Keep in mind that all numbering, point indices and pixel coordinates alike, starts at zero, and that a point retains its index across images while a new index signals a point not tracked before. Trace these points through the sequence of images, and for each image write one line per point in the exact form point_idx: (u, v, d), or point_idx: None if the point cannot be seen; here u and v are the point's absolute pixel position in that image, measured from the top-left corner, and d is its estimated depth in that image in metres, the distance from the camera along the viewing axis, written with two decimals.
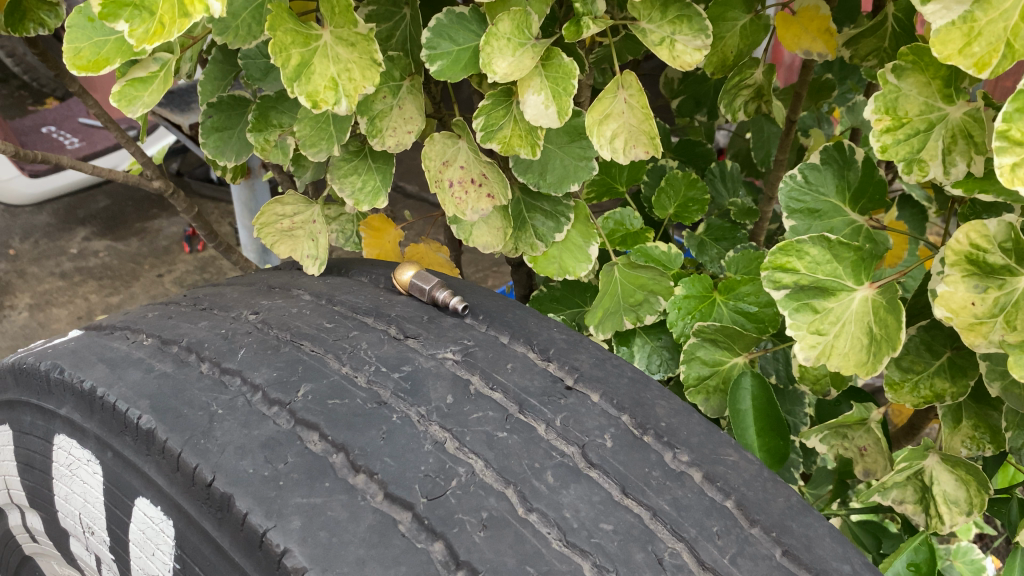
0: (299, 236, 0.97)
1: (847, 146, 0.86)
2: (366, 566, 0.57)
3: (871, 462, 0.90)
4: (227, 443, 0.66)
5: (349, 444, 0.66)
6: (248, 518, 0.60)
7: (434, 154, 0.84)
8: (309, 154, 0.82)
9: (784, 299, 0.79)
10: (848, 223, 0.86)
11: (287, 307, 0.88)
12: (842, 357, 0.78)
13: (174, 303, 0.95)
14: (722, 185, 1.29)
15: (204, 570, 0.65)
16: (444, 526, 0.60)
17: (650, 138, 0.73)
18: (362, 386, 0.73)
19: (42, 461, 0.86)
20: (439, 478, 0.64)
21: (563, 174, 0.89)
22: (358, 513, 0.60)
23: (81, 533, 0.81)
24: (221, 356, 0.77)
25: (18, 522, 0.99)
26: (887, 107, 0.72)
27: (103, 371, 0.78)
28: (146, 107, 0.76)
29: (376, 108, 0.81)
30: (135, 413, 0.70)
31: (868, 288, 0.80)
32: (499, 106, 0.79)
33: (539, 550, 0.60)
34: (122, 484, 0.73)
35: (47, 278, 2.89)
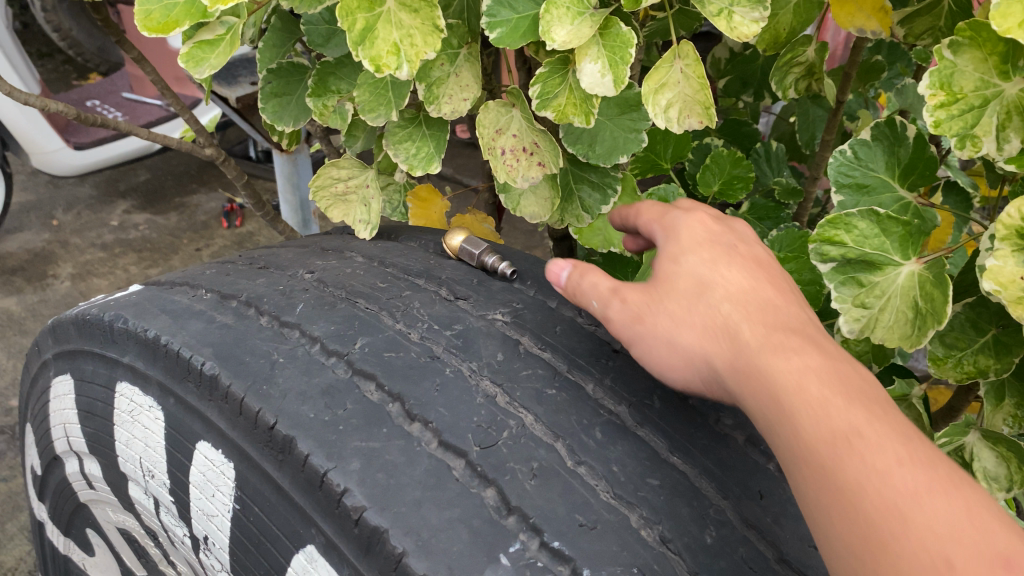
0: (352, 200, 0.99)
1: (898, 122, 0.85)
2: (422, 507, 0.59)
3: None
4: (288, 389, 0.68)
5: (405, 394, 0.68)
6: (310, 459, 0.62)
7: (487, 121, 0.86)
8: (368, 119, 0.84)
9: (830, 272, 0.80)
10: (896, 199, 0.86)
11: (341, 267, 0.90)
12: (887, 330, 0.80)
13: (231, 262, 0.98)
14: (768, 164, 1.30)
15: (263, 510, 0.67)
16: (496, 473, 0.62)
17: (705, 108, 0.74)
18: (416, 341, 0.75)
19: (103, 408, 0.89)
20: (491, 429, 0.66)
21: (612, 146, 0.90)
22: (415, 457, 0.63)
23: (141, 477, 0.84)
24: (280, 310, 0.80)
25: (76, 470, 1.03)
26: (942, 83, 0.72)
27: (167, 322, 0.81)
28: (213, 69, 0.78)
29: (434, 75, 0.82)
30: (199, 359, 0.73)
31: (916, 263, 0.80)
32: (555, 74, 0.80)
33: (587, 499, 0.62)
34: (183, 428, 0.76)
35: (89, 249, 2.95)
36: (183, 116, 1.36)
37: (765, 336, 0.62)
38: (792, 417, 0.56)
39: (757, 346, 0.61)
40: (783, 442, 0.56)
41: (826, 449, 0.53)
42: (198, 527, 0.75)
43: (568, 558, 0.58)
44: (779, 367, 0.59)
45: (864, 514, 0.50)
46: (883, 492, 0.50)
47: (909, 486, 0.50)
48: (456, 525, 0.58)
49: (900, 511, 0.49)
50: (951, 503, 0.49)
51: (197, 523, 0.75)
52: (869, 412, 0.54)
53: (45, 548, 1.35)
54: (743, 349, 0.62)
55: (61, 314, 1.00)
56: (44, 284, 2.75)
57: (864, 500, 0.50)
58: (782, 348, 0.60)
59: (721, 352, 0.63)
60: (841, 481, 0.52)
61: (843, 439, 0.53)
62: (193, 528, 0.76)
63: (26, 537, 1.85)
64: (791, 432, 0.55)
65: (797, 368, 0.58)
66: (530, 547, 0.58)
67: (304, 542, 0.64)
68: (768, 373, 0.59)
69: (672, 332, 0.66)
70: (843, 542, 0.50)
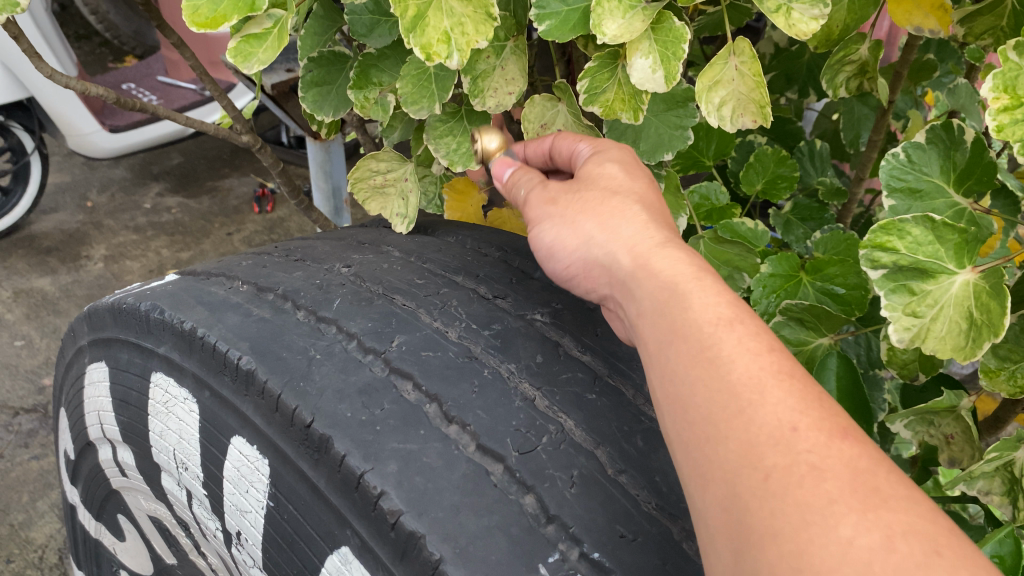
0: (391, 194, 0.98)
1: (955, 125, 0.83)
2: (460, 513, 0.58)
3: (958, 451, 0.88)
4: (325, 387, 0.67)
5: (443, 395, 0.67)
6: (347, 459, 0.61)
7: (533, 116, 0.84)
8: (411, 112, 0.83)
9: (880, 279, 0.78)
10: (950, 204, 0.83)
11: (378, 261, 0.89)
12: (939, 340, 0.78)
13: (267, 253, 0.97)
14: (812, 163, 1.28)
15: (297, 509, 0.66)
16: (536, 480, 0.61)
17: (759, 107, 0.72)
18: (454, 340, 0.74)
19: (138, 397, 0.89)
20: (530, 434, 0.64)
21: (657, 143, 0.88)
22: (453, 461, 0.61)
23: (174, 468, 0.83)
24: (317, 304, 0.79)
25: (109, 456, 1.03)
26: (1006, 86, 0.70)
27: (203, 314, 0.80)
28: (262, 65, 0.77)
29: (479, 67, 0.81)
30: (235, 354, 0.73)
31: (971, 271, 0.77)
32: (604, 69, 0.78)
33: (628, 509, 0.60)
34: (218, 422, 0.75)
35: (122, 231, 2.97)
36: (221, 102, 1.36)
37: (620, 229, 0.67)
38: (650, 325, 0.59)
39: (615, 250, 0.66)
40: (643, 338, 0.60)
41: (675, 344, 0.56)
42: (231, 522, 0.74)
43: (608, 569, 0.56)
44: (638, 270, 0.64)
45: (690, 401, 0.52)
46: (716, 390, 0.51)
47: (741, 379, 0.51)
48: (494, 533, 0.57)
49: (730, 394, 0.51)
50: (790, 393, 0.50)
51: (229, 518, 0.75)
52: (719, 316, 0.56)
53: (75, 529, 1.35)
54: (618, 266, 0.66)
55: (98, 301, 1.00)
56: (77, 265, 2.77)
57: (689, 389, 0.53)
58: (640, 242, 0.65)
59: (591, 257, 0.68)
60: (688, 371, 0.54)
61: (685, 338, 0.56)
62: (226, 523, 0.76)
63: (55, 516, 1.86)
64: (649, 329, 0.59)
65: (652, 267, 0.63)
66: (570, 557, 0.57)
67: (338, 543, 0.63)
68: (627, 278, 0.64)
69: (551, 240, 0.72)
70: (679, 432, 0.53)
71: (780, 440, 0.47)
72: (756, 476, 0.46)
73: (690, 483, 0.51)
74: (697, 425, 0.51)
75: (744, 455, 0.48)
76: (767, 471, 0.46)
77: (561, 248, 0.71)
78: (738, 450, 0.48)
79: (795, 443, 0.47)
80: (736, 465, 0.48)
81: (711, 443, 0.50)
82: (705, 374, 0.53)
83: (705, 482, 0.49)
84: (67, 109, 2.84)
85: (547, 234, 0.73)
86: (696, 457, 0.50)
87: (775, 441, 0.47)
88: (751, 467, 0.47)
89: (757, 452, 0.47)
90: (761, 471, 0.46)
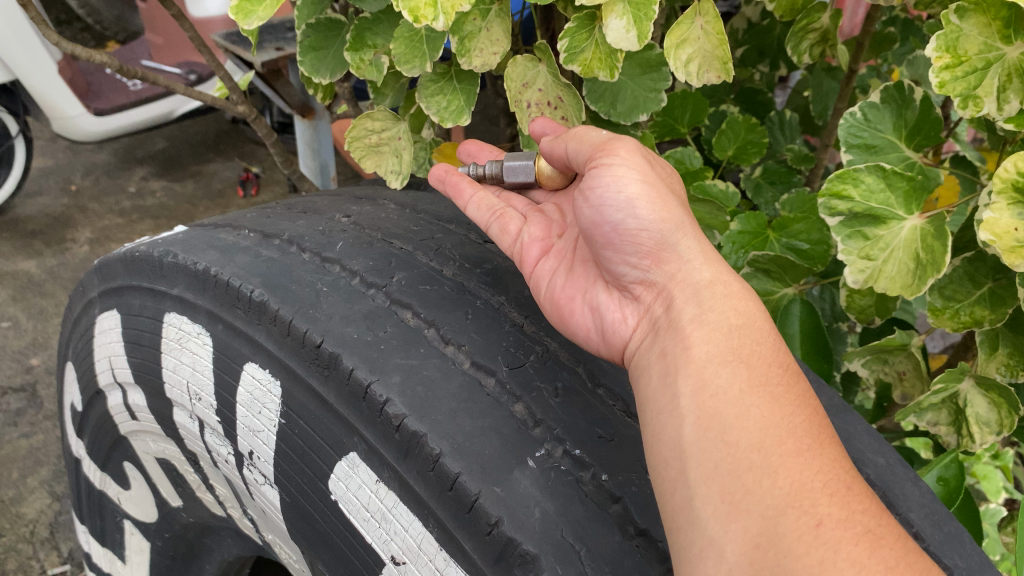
0: (385, 151, 1.04)
1: (906, 85, 0.90)
2: (458, 416, 0.66)
3: (909, 386, 0.97)
4: (333, 313, 0.74)
5: (439, 321, 0.74)
6: (354, 373, 0.68)
7: (516, 75, 0.90)
8: (403, 70, 0.89)
9: (837, 226, 0.86)
10: (902, 158, 0.90)
11: (376, 212, 0.96)
12: (890, 280, 0.84)
13: (270, 207, 1.04)
14: (781, 132, 1.36)
15: (307, 423, 0.73)
16: (524, 390, 0.69)
17: (723, 63, 0.80)
18: (449, 277, 0.82)
19: (149, 338, 0.94)
20: (519, 352, 0.73)
21: (633, 105, 0.95)
22: (450, 374, 0.69)
23: (187, 401, 0.89)
24: (321, 247, 0.85)
25: (119, 401, 1.07)
26: (947, 46, 0.75)
27: (215, 255, 0.87)
28: (260, 21, 0.83)
29: (466, 29, 0.87)
30: (248, 287, 0.79)
31: (919, 217, 0.85)
32: (582, 29, 0.85)
33: (606, 416, 0.69)
34: (230, 351, 0.81)
35: (107, 215, 2.95)
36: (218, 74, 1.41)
37: (700, 246, 0.76)
38: (711, 342, 0.67)
39: (698, 260, 0.74)
40: (692, 348, 0.67)
41: (737, 369, 0.64)
42: (244, 443, 0.81)
43: (588, 464, 0.64)
44: (717, 287, 0.72)
45: (740, 426, 0.60)
46: (773, 427, 0.60)
47: (800, 428, 0.60)
48: (488, 433, 0.65)
49: (789, 435, 0.59)
50: (824, 456, 0.59)
51: (242, 440, 0.81)
52: (777, 365, 0.65)
53: (80, 496, 1.32)
54: (696, 273, 0.74)
55: (108, 254, 1.06)
56: (63, 247, 2.75)
57: (744, 414, 0.60)
58: (720, 267, 0.75)
59: (673, 242, 0.75)
60: (747, 397, 0.62)
61: (751, 370, 0.64)
62: (238, 445, 0.82)
63: (46, 491, 1.86)
64: (707, 343, 0.67)
65: (731, 293, 0.72)
66: (555, 454, 0.65)
67: (346, 450, 0.70)
68: (705, 286, 0.72)
69: (637, 193, 0.76)
70: (714, 451, 0.59)
71: (834, 492, 0.56)
72: (807, 517, 0.54)
73: (714, 500, 0.57)
74: (740, 452, 0.59)
75: (791, 494, 0.55)
76: (817, 516, 0.54)
77: (644, 209, 0.75)
78: (788, 487, 0.56)
79: (846, 500, 0.56)
80: (781, 500, 0.55)
81: (757, 471, 0.57)
82: (766, 407, 0.61)
83: (734, 510, 0.56)
84: (53, 92, 2.86)
85: (634, 188, 0.76)
86: (727, 482, 0.58)
87: (827, 491, 0.56)
88: (801, 507, 0.55)
89: (809, 496, 0.55)
90: (811, 515, 0.54)
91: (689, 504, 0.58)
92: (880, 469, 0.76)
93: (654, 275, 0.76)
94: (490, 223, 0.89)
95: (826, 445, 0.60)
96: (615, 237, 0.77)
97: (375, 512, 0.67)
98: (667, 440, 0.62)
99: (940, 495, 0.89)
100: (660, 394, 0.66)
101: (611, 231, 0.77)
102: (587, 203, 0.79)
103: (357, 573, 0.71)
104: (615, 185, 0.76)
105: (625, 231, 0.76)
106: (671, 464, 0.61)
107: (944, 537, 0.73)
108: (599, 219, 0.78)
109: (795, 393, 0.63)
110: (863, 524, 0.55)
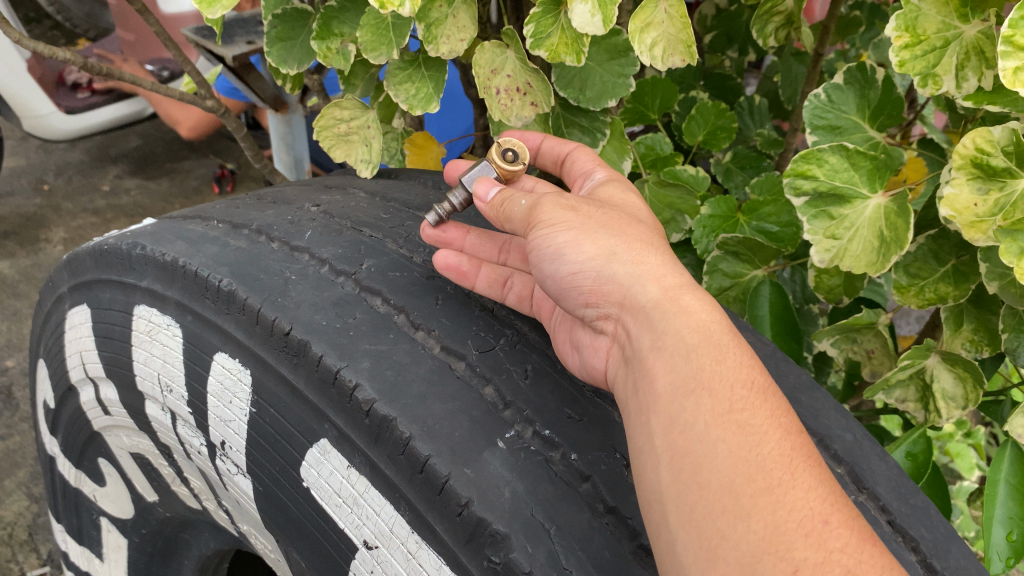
0: (354, 141, 1.03)
1: (869, 67, 0.91)
2: (427, 400, 0.66)
3: (878, 364, 0.98)
4: (302, 301, 0.74)
5: (409, 307, 0.74)
6: (324, 359, 0.69)
7: (484, 62, 0.90)
8: (370, 58, 0.89)
9: (802, 206, 0.87)
10: (866, 138, 0.91)
11: (346, 201, 0.96)
12: (855, 259, 0.86)
13: (240, 198, 1.03)
14: (750, 117, 1.37)
15: (277, 412, 0.73)
16: (493, 373, 0.69)
17: (688, 47, 0.81)
18: (419, 263, 0.82)
19: (120, 332, 0.93)
20: (489, 336, 0.74)
21: (602, 90, 0.95)
22: (420, 358, 0.69)
23: (159, 393, 0.89)
24: (290, 236, 0.85)
25: (91, 397, 1.06)
26: (907, 25, 0.75)
27: (183, 246, 0.87)
28: (225, 8, 0.82)
29: (432, 16, 0.87)
30: (216, 277, 0.79)
31: (883, 196, 0.85)
32: (548, 14, 0.85)
33: (575, 396, 0.70)
34: (200, 342, 0.81)
35: (80, 214, 2.87)
36: (186, 69, 1.39)
37: (640, 263, 0.68)
38: (672, 370, 0.62)
39: (641, 280, 0.67)
40: (657, 382, 0.63)
41: (700, 399, 0.60)
42: (216, 434, 0.80)
43: (558, 444, 0.65)
44: (665, 305, 0.66)
45: (710, 464, 0.57)
46: (743, 462, 0.56)
47: (770, 457, 0.57)
48: (457, 415, 0.65)
49: (759, 468, 0.56)
50: (803, 485, 0.55)
51: (214, 430, 0.80)
52: (743, 384, 0.61)
53: (55, 497, 1.30)
54: (640, 294, 0.67)
55: (78, 248, 1.05)
56: (36, 247, 2.68)
57: (712, 451, 0.57)
58: (668, 277, 0.68)
59: (611, 275, 0.68)
60: (712, 431, 0.58)
61: (716, 397, 0.60)
62: (210, 436, 0.82)
63: (23, 494, 1.85)
64: (668, 373, 0.62)
65: (682, 307, 0.65)
66: (524, 435, 0.65)
67: (317, 437, 0.70)
68: (652, 307, 0.66)
69: (564, 241, 0.70)
70: (688, 493, 0.57)
71: (810, 530, 0.53)
72: (783, 565, 0.52)
73: (692, 548, 0.55)
74: (711, 493, 0.56)
75: (765, 539, 0.53)
76: (793, 562, 0.52)
77: (573, 253, 0.69)
78: (761, 530, 0.53)
79: (823, 538, 0.53)
80: (756, 547, 0.53)
81: (730, 515, 0.54)
82: (733, 440, 0.57)
83: (712, 558, 0.54)
84: (20, 91, 2.84)
85: (560, 236, 0.70)
86: (704, 526, 0.55)
87: (804, 531, 0.53)
88: (776, 552, 0.52)
89: (783, 538, 0.53)
90: (786, 561, 0.52)
91: (672, 549, 0.56)
92: (848, 444, 0.77)
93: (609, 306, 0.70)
94: (506, 293, 0.80)
95: (799, 471, 0.56)
96: (562, 285, 0.72)
97: (347, 498, 0.68)
98: (646, 481, 0.60)
99: (908, 471, 0.90)
100: (636, 429, 0.63)
101: (555, 281, 0.72)
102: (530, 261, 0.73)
103: (330, 559, 0.71)
104: (543, 240, 0.70)
105: (568, 279, 0.70)
106: (653, 506, 0.59)
107: (910, 510, 0.74)
108: (544, 275, 0.73)
109: (766, 414, 0.59)
110: (842, 564, 0.52)
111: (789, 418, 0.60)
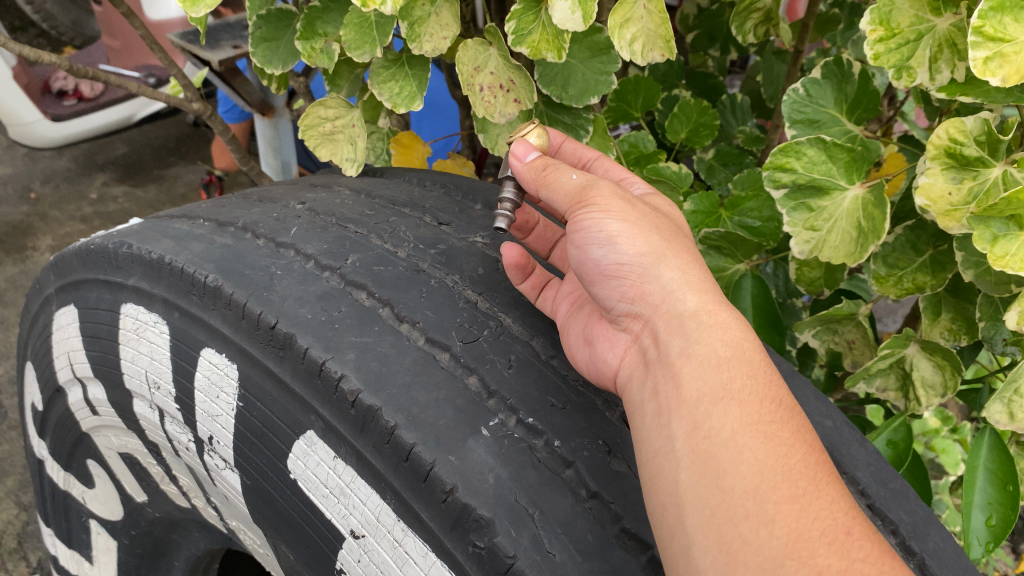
0: (340, 139, 1.04)
1: (845, 60, 0.93)
2: (412, 390, 0.67)
3: (859, 354, 1.00)
4: (287, 295, 0.75)
5: (394, 300, 0.75)
6: (309, 352, 0.70)
7: (467, 59, 0.91)
8: (354, 56, 0.90)
9: (783, 198, 0.88)
10: (845, 132, 0.92)
11: (331, 199, 0.97)
12: (834, 249, 0.88)
13: (226, 198, 1.04)
14: (733, 115, 1.39)
15: (265, 405, 0.73)
16: (478, 363, 0.70)
17: (666, 42, 0.81)
18: (403, 257, 0.83)
19: (108, 331, 0.93)
20: (472, 328, 0.75)
21: (584, 88, 0.96)
22: (404, 349, 0.70)
23: (147, 390, 0.89)
24: (275, 232, 0.86)
25: (80, 397, 1.06)
26: (881, 19, 0.76)
27: (169, 244, 0.87)
28: (209, 8, 0.83)
29: (415, 14, 0.87)
30: (201, 274, 0.80)
31: (860, 187, 0.86)
32: (528, 12, 0.86)
33: (557, 385, 0.72)
34: (186, 338, 0.81)
35: (68, 222, 2.85)
36: (172, 72, 1.40)
37: (685, 273, 0.71)
38: (700, 378, 0.64)
39: (683, 288, 0.70)
40: (683, 387, 0.64)
41: (728, 408, 0.61)
42: (203, 429, 0.81)
43: (541, 431, 0.66)
44: (703, 315, 0.68)
45: (735, 470, 0.58)
46: (768, 470, 0.57)
47: (796, 469, 0.58)
48: (442, 404, 0.66)
49: (784, 477, 0.57)
50: (823, 499, 0.57)
51: (202, 426, 0.81)
52: (771, 399, 0.62)
53: (45, 501, 1.29)
54: (680, 301, 0.69)
55: (64, 249, 1.05)
56: (24, 256, 2.66)
57: (737, 457, 0.58)
58: (708, 292, 0.70)
59: (657, 274, 0.70)
60: (739, 439, 0.59)
61: (745, 408, 0.61)
62: (198, 431, 0.82)
63: (13, 502, 1.84)
64: (696, 379, 0.64)
65: (718, 322, 0.67)
66: (508, 423, 0.66)
67: (303, 429, 0.71)
68: (689, 316, 0.68)
69: (617, 229, 0.71)
70: (709, 498, 0.58)
71: (833, 539, 0.55)
72: (806, 570, 0.53)
73: (711, 550, 0.56)
74: (735, 498, 0.57)
75: (790, 544, 0.54)
76: (816, 568, 0.53)
77: (625, 244, 0.71)
78: (785, 536, 0.54)
79: (845, 547, 0.54)
80: (778, 551, 0.54)
81: (753, 520, 0.55)
82: (760, 448, 0.59)
83: (733, 562, 0.55)
84: None
85: (614, 224, 0.72)
86: (724, 531, 0.56)
87: (826, 539, 0.55)
88: (799, 559, 0.53)
89: (806, 545, 0.54)
90: (810, 567, 0.53)
91: (687, 552, 0.57)
92: (828, 430, 0.78)
93: (640, 307, 0.72)
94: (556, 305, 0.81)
95: (823, 484, 0.58)
96: (600, 274, 0.73)
97: (334, 488, 0.68)
98: (662, 485, 0.60)
99: (889, 458, 0.91)
100: (653, 434, 0.64)
101: (594, 268, 0.73)
102: (572, 245, 0.75)
103: (318, 550, 0.72)
104: (594, 224, 0.72)
105: (609, 267, 0.72)
106: (668, 510, 0.59)
107: (890, 494, 0.75)
108: (582, 259, 0.74)
109: (790, 429, 0.61)
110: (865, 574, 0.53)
111: (812, 435, 0.62)
